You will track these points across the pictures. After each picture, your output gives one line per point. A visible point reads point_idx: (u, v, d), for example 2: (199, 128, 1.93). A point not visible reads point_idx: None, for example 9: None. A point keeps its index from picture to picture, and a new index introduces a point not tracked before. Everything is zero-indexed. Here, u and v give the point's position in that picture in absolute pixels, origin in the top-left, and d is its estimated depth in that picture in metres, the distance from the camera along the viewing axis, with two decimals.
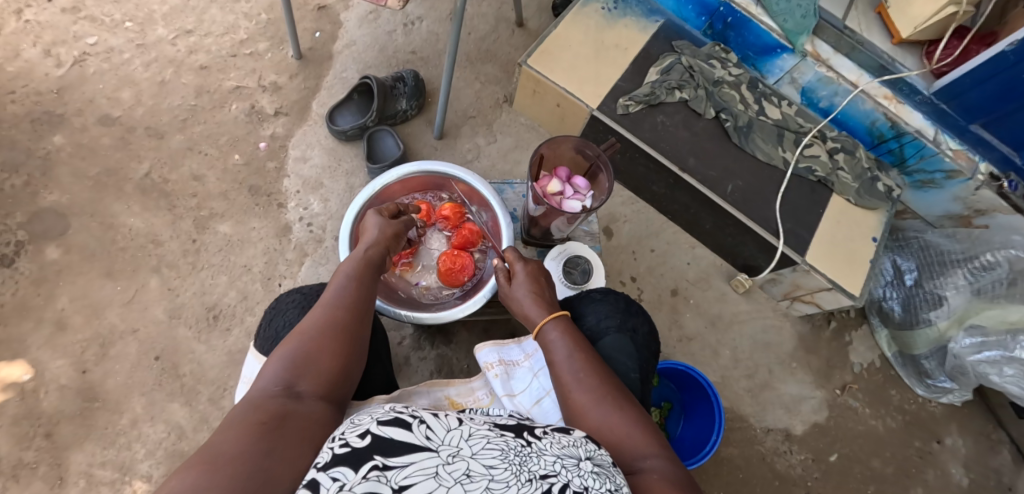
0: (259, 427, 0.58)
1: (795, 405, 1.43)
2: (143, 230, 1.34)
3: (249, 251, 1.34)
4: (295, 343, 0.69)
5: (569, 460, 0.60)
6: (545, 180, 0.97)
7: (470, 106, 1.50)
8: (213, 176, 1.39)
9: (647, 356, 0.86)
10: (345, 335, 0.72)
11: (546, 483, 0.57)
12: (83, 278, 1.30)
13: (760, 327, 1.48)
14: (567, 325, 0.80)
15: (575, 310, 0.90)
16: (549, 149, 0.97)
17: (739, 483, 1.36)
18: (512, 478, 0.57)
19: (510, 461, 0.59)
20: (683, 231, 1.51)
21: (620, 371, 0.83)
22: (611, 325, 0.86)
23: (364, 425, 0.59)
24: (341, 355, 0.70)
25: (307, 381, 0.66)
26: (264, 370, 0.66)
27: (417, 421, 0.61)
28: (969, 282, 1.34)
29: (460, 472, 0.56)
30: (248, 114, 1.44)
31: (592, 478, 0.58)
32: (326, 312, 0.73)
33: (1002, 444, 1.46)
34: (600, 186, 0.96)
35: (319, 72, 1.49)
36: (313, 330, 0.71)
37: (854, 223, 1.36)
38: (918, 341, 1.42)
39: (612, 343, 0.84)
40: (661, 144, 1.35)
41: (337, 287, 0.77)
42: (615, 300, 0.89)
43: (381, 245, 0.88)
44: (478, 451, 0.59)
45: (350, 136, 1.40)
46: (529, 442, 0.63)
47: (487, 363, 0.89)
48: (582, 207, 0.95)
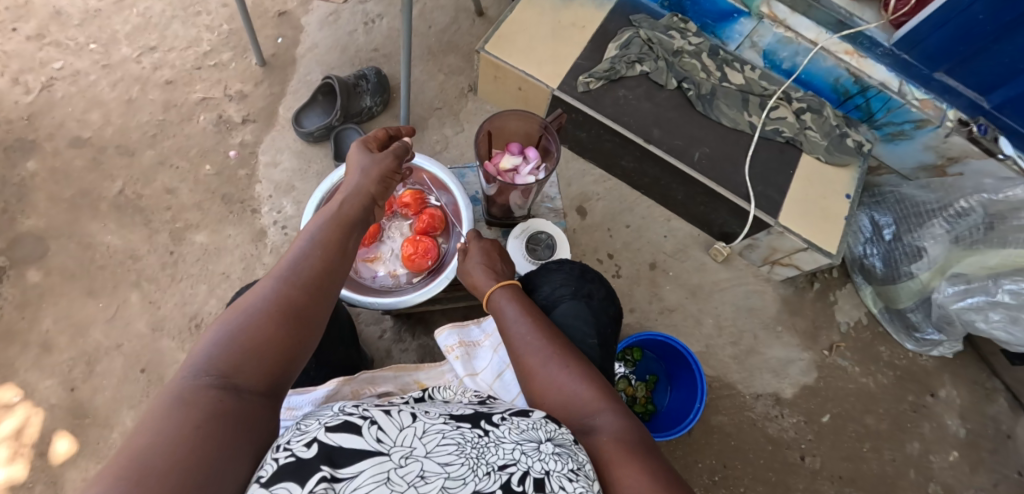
0: (190, 428, 0.54)
1: (783, 369, 1.42)
2: (121, 247, 1.36)
3: (227, 258, 1.36)
4: (238, 319, 0.64)
5: (528, 445, 0.65)
6: (499, 157, 0.97)
7: (435, 98, 1.51)
8: (186, 188, 1.41)
9: (605, 321, 0.88)
10: (297, 316, 0.67)
11: (505, 473, 0.61)
12: (65, 299, 1.32)
13: (742, 293, 1.47)
14: (516, 293, 0.87)
15: (533, 282, 0.92)
16: (496, 126, 0.98)
17: (731, 451, 1.35)
18: (469, 473, 0.60)
19: (467, 454, 0.62)
20: (658, 205, 1.51)
21: (578, 337, 0.85)
22: (567, 292, 0.88)
23: (311, 433, 0.60)
24: (292, 339, 0.66)
25: (249, 366, 0.62)
26: (207, 342, 0.63)
27: (368, 423, 0.62)
28: (947, 230, 1.31)
29: (415, 474, 0.58)
30: (216, 124, 1.45)
31: (552, 461, 0.63)
32: (281, 285, 0.69)
33: (998, 392, 1.44)
34: (552, 158, 0.97)
35: (283, 77, 1.51)
36: (266, 306, 0.66)
37: (824, 181, 1.35)
38: (901, 295, 1.40)
39: (568, 309, 0.87)
40: (624, 118, 1.35)
41: (301, 254, 0.73)
42: (570, 268, 0.91)
43: (359, 199, 0.83)
44: (433, 449, 0.62)
45: (317, 137, 1.41)
46: (486, 431, 0.66)
47: (448, 346, 0.91)
48: (535, 180, 0.95)
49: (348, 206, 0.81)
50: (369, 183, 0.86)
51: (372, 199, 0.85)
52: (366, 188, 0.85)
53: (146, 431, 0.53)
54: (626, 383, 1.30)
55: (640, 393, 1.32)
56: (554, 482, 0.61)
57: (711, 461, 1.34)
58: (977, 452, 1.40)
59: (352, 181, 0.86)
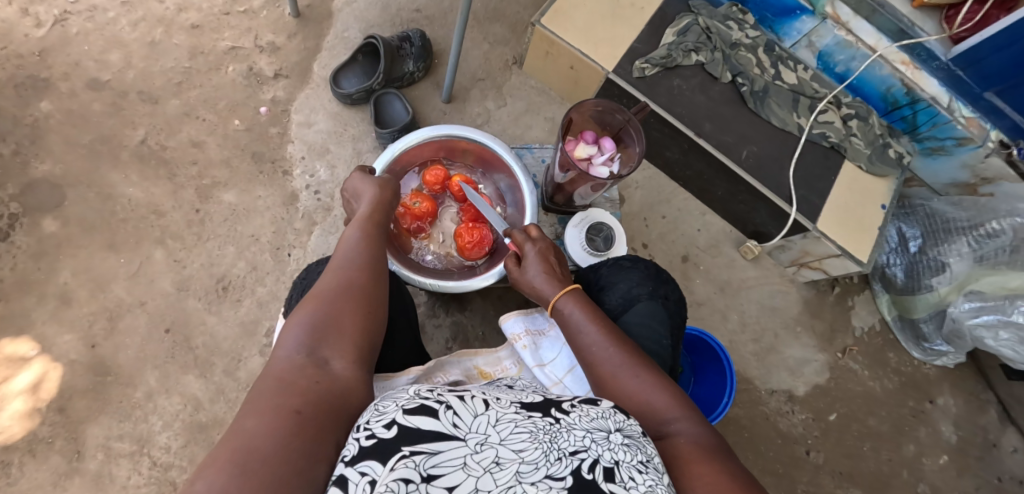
0: (288, 406, 0.52)
1: (798, 368, 1.48)
2: (143, 200, 1.30)
3: (257, 220, 1.31)
4: (311, 305, 0.63)
5: (598, 433, 0.56)
6: (573, 145, 0.95)
7: (478, 68, 1.46)
8: (214, 142, 1.34)
9: (677, 321, 0.88)
10: (363, 300, 0.65)
11: (576, 459, 0.53)
12: (84, 252, 1.27)
13: (767, 292, 1.50)
14: (581, 297, 0.83)
15: (604, 279, 0.91)
16: (576, 113, 0.94)
17: (743, 443, 1.41)
18: (543, 459, 0.52)
19: (540, 441, 0.53)
20: (694, 198, 1.51)
21: (652, 338, 0.84)
22: (643, 292, 0.87)
23: (390, 412, 0.52)
24: (367, 323, 0.64)
25: (333, 347, 0.60)
26: (285, 333, 0.61)
27: (443, 406, 0.53)
28: (972, 249, 1.36)
29: (490, 461, 0.51)
30: (247, 77, 1.38)
31: (622, 451, 0.55)
32: (342, 272, 0.67)
33: (990, 404, 1.53)
34: (629, 152, 0.95)
35: (319, 31, 1.43)
36: (329, 296, 0.64)
37: (863, 190, 1.37)
38: (918, 306, 1.46)
39: (643, 309, 0.86)
40: (677, 109, 1.32)
41: (349, 246, 0.71)
42: (646, 266, 0.90)
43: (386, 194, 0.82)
44: (507, 436, 0.53)
45: (355, 100, 1.35)
46: (557, 418, 0.56)
47: (515, 334, 0.87)
48: (610, 173, 0.93)
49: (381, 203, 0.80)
50: (392, 188, 0.85)
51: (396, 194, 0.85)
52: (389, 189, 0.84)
53: (250, 416, 0.51)
54: None
55: None
56: (625, 473, 0.53)
57: None
58: (966, 458, 1.49)
59: (369, 190, 0.82)
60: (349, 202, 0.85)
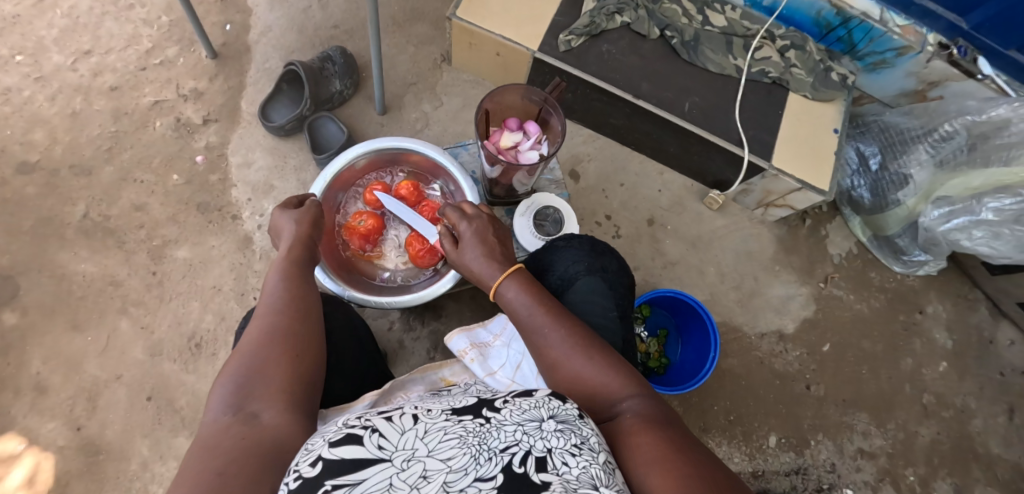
0: (212, 465, 0.54)
1: (783, 306, 1.47)
2: (98, 274, 1.28)
3: (216, 270, 1.29)
4: (236, 364, 0.66)
5: (530, 424, 0.59)
6: (498, 135, 0.94)
7: (408, 72, 1.43)
8: (156, 201, 1.32)
9: (622, 292, 0.87)
10: (292, 344, 0.68)
11: (506, 455, 0.56)
12: (50, 337, 1.25)
13: (739, 238, 1.49)
14: (523, 279, 0.80)
15: (543, 262, 0.89)
16: (493, 103, 0.94)
17: (742, 391, 1.41)
18: (471, 463, 0.55)
19: (469, 444, 0.57)
20: (649, 159, 1.50)
21: (599, 312, 0.83)
22: (581, 269, 0.86)
23: (316, 450, 0.56)
24: (295, 368, 0.67)
25: (262, 400, 0.63)
26: (212, 397, 0.64)
27: (369, 431, 0.58)
28: (931, 155, 1.34)
29: (417, 476, 0.54)
30: (176, 129, 1.36)
31: (555, 437, 0.58)
32: (266, 324, 0.69)
33: (979, 302, 1.53)
34: (553, 130, 0.93)
35: (240, 68, 1.40)
36: (254, 349, 0.67)
37: (812, 118, 1.35)
38: (889, 222, 1.45)
39: (584, 285, 0.85)
40: (611, 74, 1.30)
41: (271, 295, 0.73)
42: (580, 243, 0.88)
43: (304, 233, 0.83)
44: (435, 446, 0.57)
45: (289, 130, 1.33)
46: (487, 419, 0.61)
47: (461, 350, 0.85)
48: (539, 156, 0.92)
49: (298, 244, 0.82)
50: (313, 221, 0.86)
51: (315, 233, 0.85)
52: (307, 224, 0.84)
53: (176, 484, 0.53)
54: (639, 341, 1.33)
55: (653, 348, 1.35)
56: (558, 459, 0.56)
57: (725, 403, 1.40)
58: (965, 360, 1.49)
59: (288, 226, 0.83)
60: (272, 238, 0.85)
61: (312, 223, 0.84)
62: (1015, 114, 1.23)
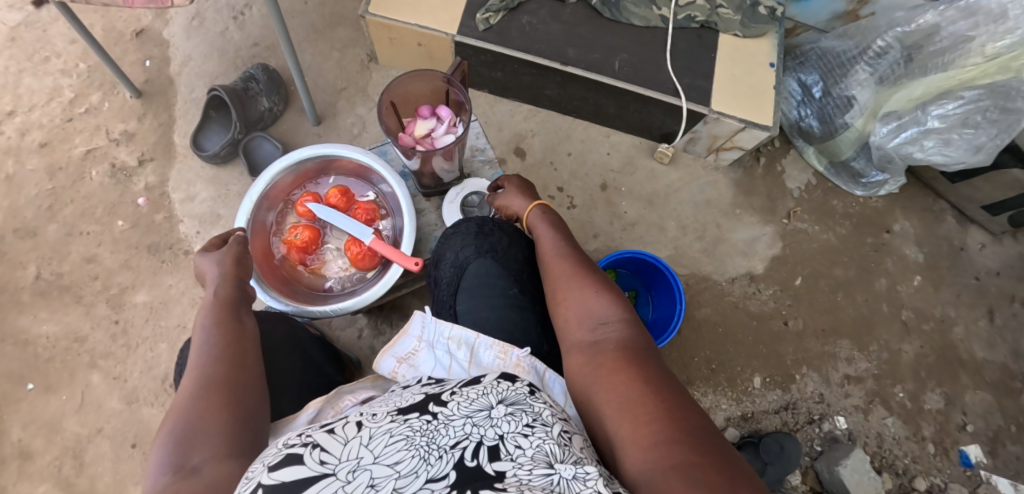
0: None
1: (750, 248, 1.47)
2: (61, 332, 1.28)
3: (178, 308, 1.29)
4: (171, 421, 0.65)
5: (479, 414, 0.58)
6: (412, 126, 0.97)
7: (336, 78, 1.41)
8: (106, 250, 1.31)
9: (518, 268, 0.88)
10: (229, 388, 0.67)
11: (458, 450, 0.54)
12: (25, 402, 1.25)
13: (696, 188, 1.49)
14: (553, 218, 0.87)
15: (438, 254, 0.92)
16: (401, 94, 0.97)
17: (721, 338, 1.41)
18: (421, 464, 0.53)
19: (417, 445, 0.55)
20: (593, 124, 1.49)
21: (496, 292, 0.85)
22: (471, 253, 0.88)
23: (256, 478, 0.53)
24: (233, 410, 0.66)
25: (201, 451, 0.62)
26: (153, 459, 0.63)
27: (310, 448, 0.55)
28: (870, 73, 1.32)
29: (364, 486, 0.52)
30: (113, 174, 1.34)
31: (507, 422, 0.57)
32: (197, 373, 0.69)
33: (945, 212, 1.53)
34: (464, 110, 0.95)
35: (166, 102, 1.39)
36: (187, 402, 0.66)
37: (746, 55, 1.33)
38: (842, 147, 1.43)
39: (477, 268, 0.87)
40: (536, 45, 1.28)
41: (200, 343, 0.72)
42: (467, 227, 0.91)
43: (228, 273, 0.81)
44: (381, 452, 0.55)
45: (225, 156, 1.31)
46: (434, 414, 0.59)
47: (392, 372, 0.78)
48: (454, 138, 0.94)
49: (224, 285, 0.80)
50: (235, 255, 0.83)
51: (242, 275, 0.83)
52: (229, 264, 0.82)
53: None
54: None
55: None
56: (510, 444, 0.55)
57: (706, 353, 1.40)
58: (939, 271, 1.50)
59: (211, 268, 0.81)
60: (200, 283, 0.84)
61: (235, 260, 0.83)
62: (943, 18, 1.22)
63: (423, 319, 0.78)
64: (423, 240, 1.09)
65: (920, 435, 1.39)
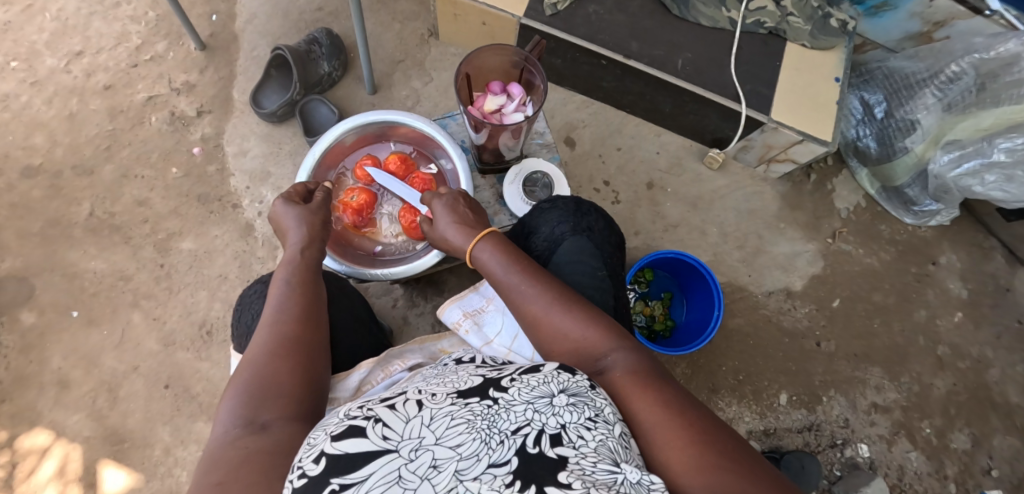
0: (222, 479, 0.56)
1: (790, 263, 1.45)
2: (107, 270, 1.31)
3: (220, 259, 1.32)
4: (244, 373, 0.67)
5: (540, 401, 0.58)
6: (483, 100, 1.00)
7: (395, 50, 1.42)
8: (158, 196, 1.34)
9: (610, 251, 0.89)
10: (302, 352, 0.70)
11: (519, 437, 0.55)
12: (67, 334, 1.29)
13: (741, 197, 1.47)
14: (498, 240, 0.80)
15: (529, 226, 0.91)
16: (474, 68, 1.00)
17: (751, 350, 1.40)
18: (483, 448, 0.54)
19: (478, 428, 0.56)
20: (645, 122, 1.49)
21: (587, 272, 0.85)
22: (567, 229, 0.87)
23: (319, 445, 0.56)
24: (303, 373, 0.68)
25: (269, 410, 0.64)
26: (221, 408, 0.65)
27: (372, 422, 0.57)
28: (938, 99, 1.29)
29: (426, 466, 0.53)
30: (171, 123, 1.38)
31: (569, 412, 0.57)
32: (271, 331, 0.71)
33: (995, 250, 1.49)
34: (536, 90, 0.98)
35: (228, 58, 1.41)
36: (262, 357, 0.68)
37: (812, 67, 1.30)
38: (898, 172, 1.40)
39: (571, 247, 0.86)
40: (600, 36, 1.28)
41: (276, 301, 0.74)
42: (565, 204, 0.90)
43: (309, 239, 0.83)
44: (443, 433, 0.55)
45: (281, 115, 1.33)
46: (495, 399, 0.59)
47: (455, 322, 0.86)
48: (523, 117, 0.97)
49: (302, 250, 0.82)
50: (313, 221, 0.85)
51: (321, 242, 0.86)
52: (314, 232, 0.85)
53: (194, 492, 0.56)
54: (643, 305, 1.36)
55: (659, 311, 1.37)
56: (572, 434, 0.55)
57: (734, 363, 1.39)
58: (981, 308, 1.46)
59: (292, 227, 0.84)
60: (275, 232, 0.87)
61: (316, 225, 0.85)
62: None
63: None
64: None
65: (942, 472, 1.37)
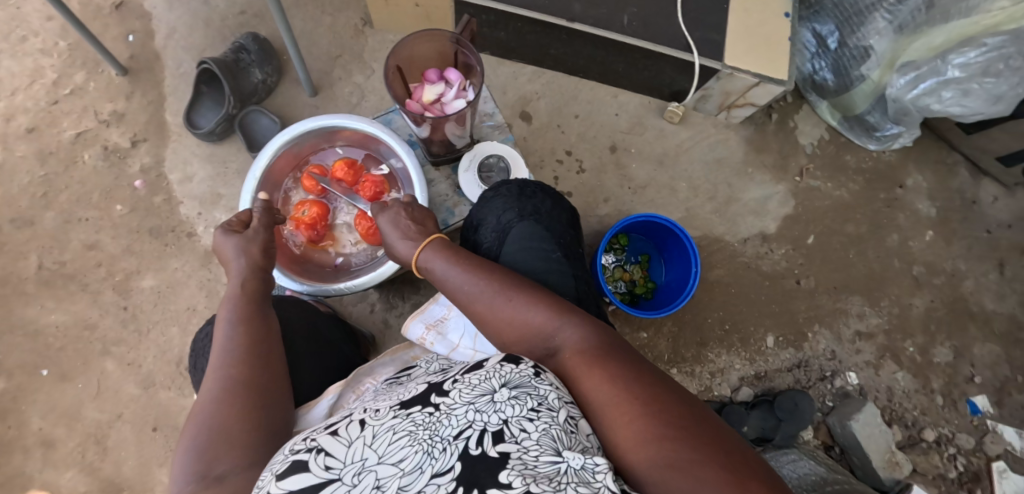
0: None
1: (761, 207, 1.45)
2: (70, 321, 1.26)
3: (186, 292, 1.27)
4: (195, 423, 0.66)
5: (481, 400, 0.58)
6: (420, 91, 0.95)
7: (330, 45, 1.35)
8: (108, 236, 1.28)
9: (561, 231, 0.88)
10: (254, 393, 0.68)
11: (462, 440, 0.55)
12: (42, 392, 1.25)
13: (706, 148, 1.46)
14: (440, 244, 0.79)
15: (475, 218, 0.91)
16: (404, 58, 0.94)
17: (734, 299, 1.41)
18: (426, 459, 0.54)
19: (420, 439, 0.56)
20: (600, 85, 1.45)
21: (541, 255, 0.84)
22: (512, 216, 0.87)
23: (264, 488, 0.54)
24: (257, 416, 0.67)
25: (224, 459, 0.63)
26: (176, 463, 0.64)
27: (314, 453, 0.56)
28: (889, 22, 1.27)
29: (370, 487, 0.53)
30: (106, 157, 1.30)
31: (510, 406, 0.56)
32: (221, 375, 0.69)
33: (959, 165, 1.50)
34: (473, 72, 0.94)
35: (155, 79, 1.33)
36: (212, 404, 0.67)
37: (760, 5, 1.25)
38: (857, 100, 1.39)
39: (519, 232, 0.86)
40: (540, 3, 1.22)
41: (222, 343, 0.72)
42: (507, 190, 0.89)
43: (255, 268, 0.81)
44: (385, 450, 0.55)
45: (220, 133, 1.27)
46: (436, 406, 0.59)
47: (419, 336, 0.86)
48: (465, 103, 0.94)
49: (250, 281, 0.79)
50: (259, 249, 0.82)
51: (267, 271, 0.83)
52: (259, 259, 0.82)
53: None
54: (622, 270, 1.35)
55: (638, 275, 1.36)
56: (514, 427, 0.55)
57: (719, 314, 1.40)
58: (951, 224, 1.48)
59: (234, 258, 0.81)
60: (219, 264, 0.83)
61: (263, 251, 0.83)
62: None
63: None
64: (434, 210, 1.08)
65: (929, 387, 1.41)
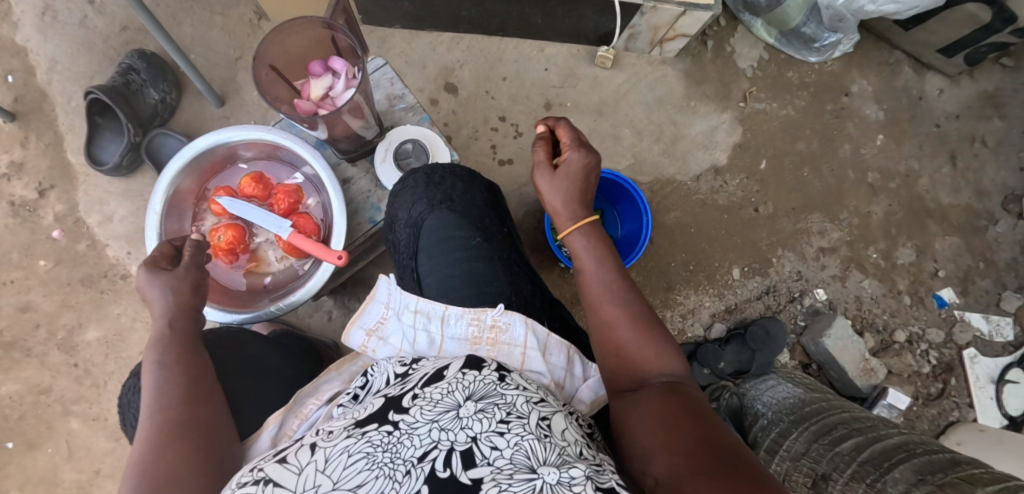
0: None
1: (709, 140, 1.41)
2: (22, 388, 1.21)
3: (135, 336, 1.22)
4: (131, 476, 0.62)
5: (446, 417, 0.54)
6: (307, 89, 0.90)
7: (228, 48, 1.25)
8: (39, 295, 1.22)
9: (477, 215, 0.89)
10: (193, 436, 0.66)
11: (428, 462, 0.51)
12: (12, 464, 1.21)
13: (645, 89, 1.40)
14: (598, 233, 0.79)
15: (390, 214, 0.91)
16: (281, 58, 0.89)
17: (694, 238, 1.40)
18: (389, 484, 0.49)
19: (379, 462, 0.51)
20: (524, 40, 1.37)
21: (460, 243, 0.86)
22: (424, 208, 0.87)
23: None
24: (199, 458, 0.64)
25: None
26: None
27: (261, 486, 0.50)
28: None
29: None
30: (15, 213, 1.22)
31: (477, 420, 0.53)
32: (156, 423, 0.66)
33: (902, 63, 1.46)
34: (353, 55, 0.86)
35: (47, 119, 1.23)
36: (150, 454, 0.63)
37: None
38: (791, 14, 1.33)
39: (433, 224, 0.87)
40: None
41: (154, 390, 0.69)
42: (415, 180, 0.89)
43: (188, 310, 0.78)
44: (341, 475, 0.50)
45: (128, 164, 1.19)
46: (395, 424, 0.54)
47: (361, 345, 0.78)
48: (350, 90, 0.87)
49: (180, 322, 0.76)
50: (185, 283, 0.79)
51: (199, 313, 0.80)
52: (184, 295, 0.78)
53: None
54: None
55: None
56: (484, 445, 0.51)
57: (682, 256, 1.39)
58: (900, 124, 1.46)
59: (158, 296, 0.76)
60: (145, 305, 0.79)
61: (192, 289, 0.79)
62: None
63: (389, 285, 0.80)
64: (358, 208, 1.02)
65: (896, 290, 1.43)
